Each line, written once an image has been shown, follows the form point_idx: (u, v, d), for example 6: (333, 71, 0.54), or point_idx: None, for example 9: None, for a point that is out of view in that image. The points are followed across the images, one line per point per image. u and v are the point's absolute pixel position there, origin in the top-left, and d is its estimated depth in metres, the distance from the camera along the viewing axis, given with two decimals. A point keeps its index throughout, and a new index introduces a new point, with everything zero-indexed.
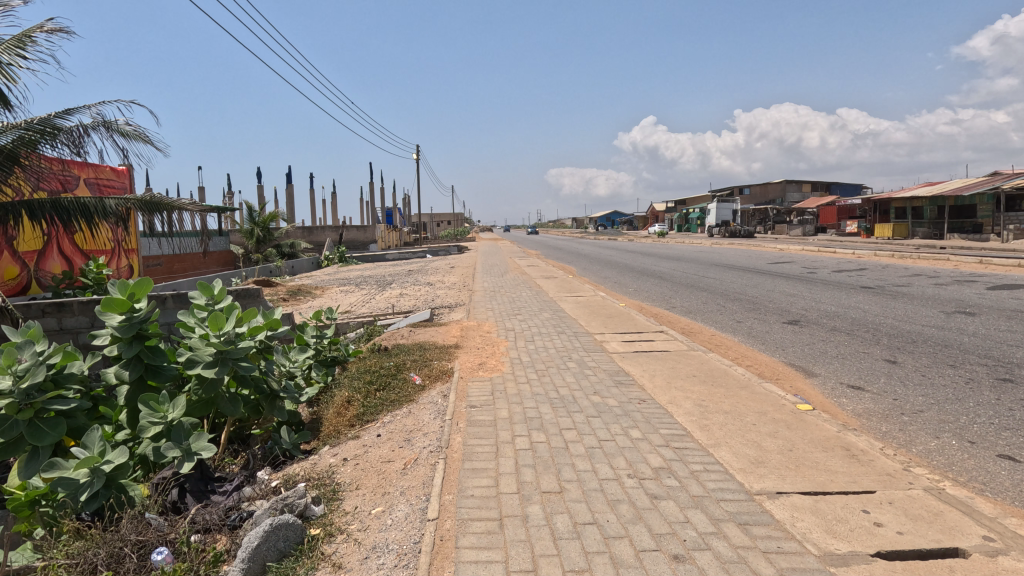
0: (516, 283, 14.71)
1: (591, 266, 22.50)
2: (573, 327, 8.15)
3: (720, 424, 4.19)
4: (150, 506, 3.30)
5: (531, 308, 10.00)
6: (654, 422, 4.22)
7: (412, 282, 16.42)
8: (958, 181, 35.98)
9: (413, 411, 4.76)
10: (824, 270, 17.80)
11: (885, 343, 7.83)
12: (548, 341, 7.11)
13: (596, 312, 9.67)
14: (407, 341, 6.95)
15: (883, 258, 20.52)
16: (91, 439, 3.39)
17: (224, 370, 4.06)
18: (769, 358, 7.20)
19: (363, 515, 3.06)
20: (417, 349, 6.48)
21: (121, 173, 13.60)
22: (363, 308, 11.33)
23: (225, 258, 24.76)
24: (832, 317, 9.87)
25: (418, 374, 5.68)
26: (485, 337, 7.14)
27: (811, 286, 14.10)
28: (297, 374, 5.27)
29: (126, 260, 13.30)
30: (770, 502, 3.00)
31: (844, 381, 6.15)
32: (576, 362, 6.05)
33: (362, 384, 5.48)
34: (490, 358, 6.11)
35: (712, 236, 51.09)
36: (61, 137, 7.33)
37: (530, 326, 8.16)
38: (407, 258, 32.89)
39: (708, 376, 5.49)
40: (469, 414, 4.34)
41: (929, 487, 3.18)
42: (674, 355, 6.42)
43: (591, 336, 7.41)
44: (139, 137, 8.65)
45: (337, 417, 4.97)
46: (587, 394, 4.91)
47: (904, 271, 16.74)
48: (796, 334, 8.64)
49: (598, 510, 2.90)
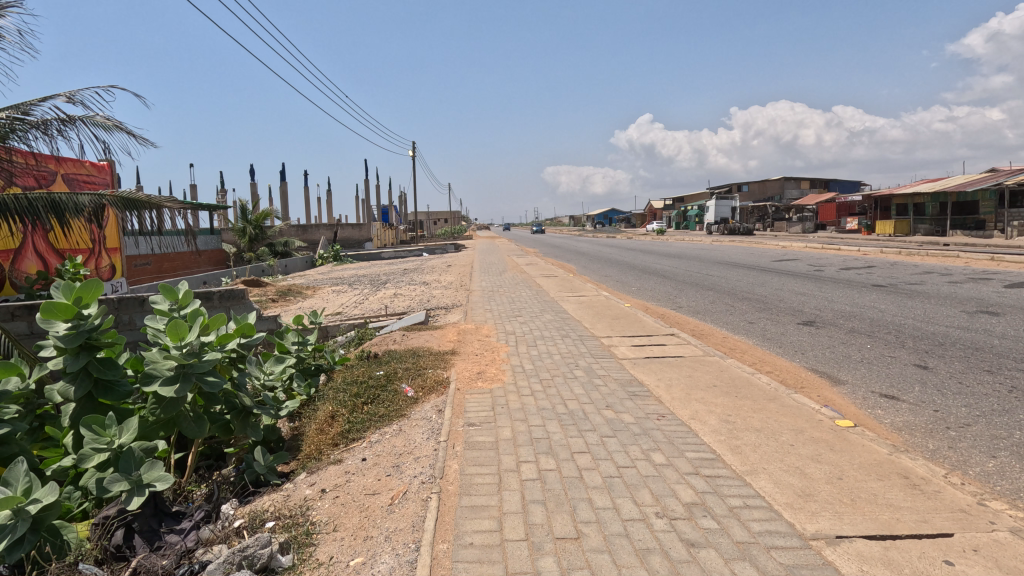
0: (515, 282, 14.19)
1: (591, 264, 22.01)
2: (578, 330, 7.63)
3: (753, 445, 3.67)
4: (87, 557, 2.85)
5: (532, 309, 9.47)
6: (678, 443, 3.71)
7: (409, 281, 15.87)
8: (961, 177, 35.59)
9: (404, 429, 4.23)
10: (832, 268, 17.28)
11: (911, 345, 7.35)
12: (552, 346, 6.59)
13: (600, 314, 9.15)
14: (400, 347, 6.42)
15: (890, 256, 20.05)
16: (14, 474, 2.79)
17: (186, 387, 3.48)
18: (789, 363, 6.70)
19: (340, 569, 2.53)
20: (409, 356, 5.94)
21: (103, 168, 13.00)
22: (355, 309, 10.78)
23: (216, 257, 24.16)
24: (849, 318, 9.40)
25: (410, 385, 5.13)
26: (485, 342, 6.61)
27: (821, 285, 13.59)
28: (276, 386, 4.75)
29: (108, 258, 12.77)
30: (831, 550, 2.49)
31: (875, 389, 5.64)
32: (584, 370, 5.53)
33: (348, 396, 4.93)
34: (490, 365, 5.59)
35: (711, 233, 50.64)
36: (40, 128, 6.68)
37: (532, 329, 7.63)
38: (403, 257, 32.33)
39: (730, 386, 4.98)
40: (467, 435, 3.81)
41: (1016, 528, 2.66)
42: (689, 361, 5.90)
43: (597, 340, 6.89)
44: (119, 130, 8.06)
45: (319, 436, 4.44)
46: (599, 408, 4.39)
47: (914, 268, 16.29)
48: (813, 337, 8.14)
49: (625, 563, 2.38)
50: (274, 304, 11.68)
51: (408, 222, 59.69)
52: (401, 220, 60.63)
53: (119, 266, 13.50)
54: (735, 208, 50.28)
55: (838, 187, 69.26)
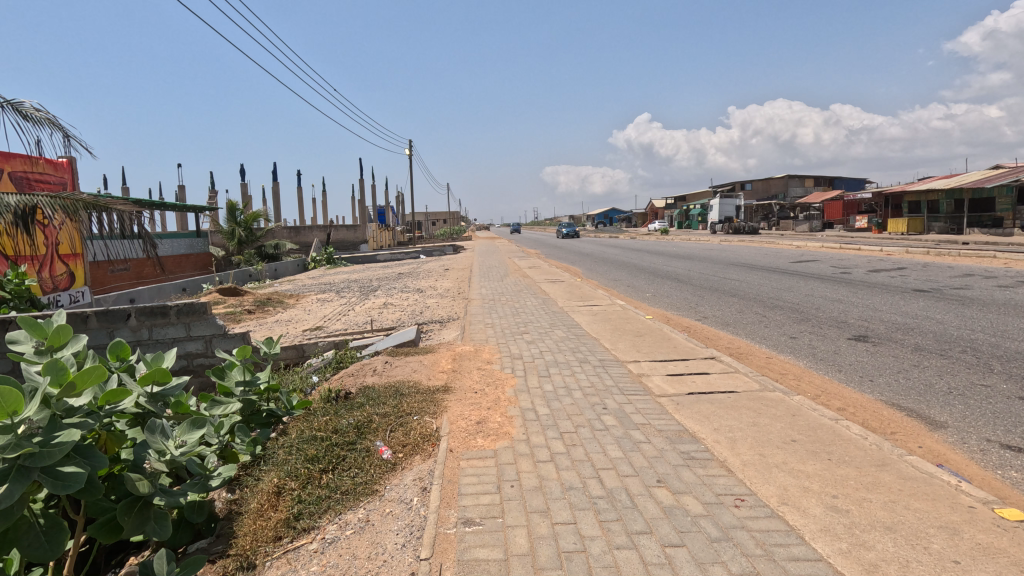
0: (519, 288, 12.96)
1: (596, 267, 20.76)
2: (597, 352, 6.36)
3: (899, 565, 2.40)
4: None
5: (539, 324, 8.15)
6: (782, 560, 2.44)
7: (402, 288, 14.65)
8: (976, 173, 34.48)
9: (372, 523, 2.97)
10: (860, 270, 16.02)
11: (1000, 369, 6.08)
12: (569, 376, 5.33)
13: (619, 329, 7.86)
14: (379, 381, 5.12)
15: (917, 256, 18.80)
16: None
17: (14, 492, 2.22)
18: (862, 396, 5.41)
19: None
20: (389, 396, 4.63)
21: (61, 166, 11.78)
22: (337, 323, 9.53)
23: (200, 262, 22.90)
24: (906, 331, 8.11)
25: (388, 443, 3.84)
26: (488, 374, 5.30)
27: (856, 290, 12.32)
28: (206, 448, 3.62)
29: (63, 266, 11.61)
30: None
31: (990, 437, 4.35)
32: (615, 417, 4.23)
33: (302, 461, 3.65)
34: (493, 409, 4.30)
35: (715, 232, 49.54)
36: None
37: (542, 351, 6.39)
38: (400, 259, 31.16)
39: (817, 444, 3.70)
40: (460, 546, 2.55)
41: None
42: (746, 401, 4.63)
43: (623, 368, 5.63)
44: (51, 123, 6.84)
45: (256, 527, 3.16)
46: (649, 486, 3.12)
47: (950, 270, 15.04)
48: (875, 357, 6.86)
49: None
50: (248, 318, 10.38)
51: (406, 221, 58.38)
52: (400, 221, 59.35)
53: (81, 274, 12.32)
54: (740, 206, 49.12)
55: (844, 185, 68.51)
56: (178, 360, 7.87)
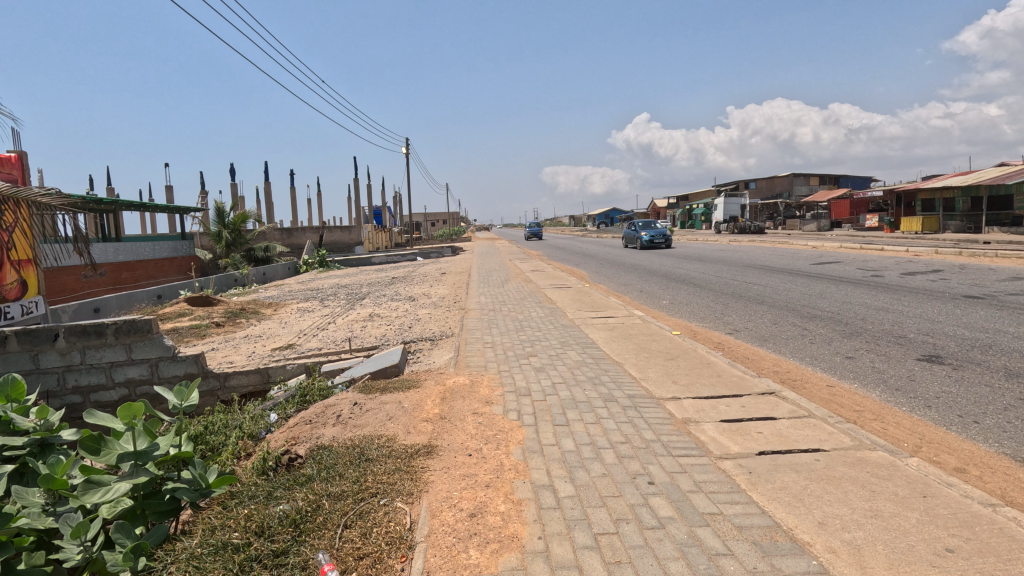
0: (521, 295, 11.66)
1: (602, 270, 19.46)
2: (624, 383, 5.07)
3: None
4: None
5: (549, 343, 6.85)
6: None
7: (394, 295, 13.38)
8: (994, 166, 33.15)
9: None
10: (891, 273, 14.73)
11: None
12: (595, 424, 4.03)
13: (645, 349, 6.57)
14: (338, 437, 3.81)
15: (948, 258, 17.50)
16: None
17: None
18: (979, 448, 4.10)
19: None
20: (350, 464, 3.33)
21: (7, 161, 10.54)
22: (312, 339, 8.27)
23: (183, 266, 21.69)
24: (985, 350, 6.79)
25: (336, 555, 2.52)
26: (488, 423, 4.01)
27: (898, 296, 11.03)
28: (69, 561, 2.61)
29: (15, 274, 10.36)
30: None
31: None
32: (670, 501, 2.94)
33: None
34: (494, 488, 3.02)
35: (720, 231, 48.31)
36: None
37: (555, 382, 5.10)
38: (396, 261, 29.97)
39: (998, 563, 2.37)
40: None
41: None
42: (846, 469, 3.32)
43: (663, 410, 4.34)
44: None
45: None
46: None
47: (993, 272, 13.74)
48: (964, 387, 5.54)
49: None
50: (213, 333, 9.10)
51: (404, 221, 57.16)
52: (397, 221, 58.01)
53: (35, 282, 11.04)
54: (746, 205, 47.93)
55: (850, 185, 67.09)
56: (118, 389, 6.56)
